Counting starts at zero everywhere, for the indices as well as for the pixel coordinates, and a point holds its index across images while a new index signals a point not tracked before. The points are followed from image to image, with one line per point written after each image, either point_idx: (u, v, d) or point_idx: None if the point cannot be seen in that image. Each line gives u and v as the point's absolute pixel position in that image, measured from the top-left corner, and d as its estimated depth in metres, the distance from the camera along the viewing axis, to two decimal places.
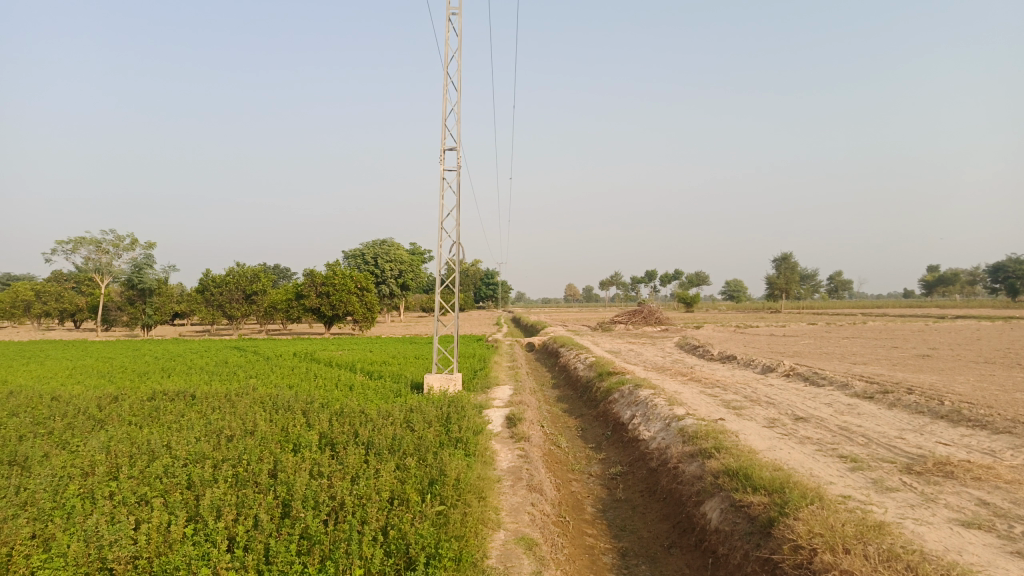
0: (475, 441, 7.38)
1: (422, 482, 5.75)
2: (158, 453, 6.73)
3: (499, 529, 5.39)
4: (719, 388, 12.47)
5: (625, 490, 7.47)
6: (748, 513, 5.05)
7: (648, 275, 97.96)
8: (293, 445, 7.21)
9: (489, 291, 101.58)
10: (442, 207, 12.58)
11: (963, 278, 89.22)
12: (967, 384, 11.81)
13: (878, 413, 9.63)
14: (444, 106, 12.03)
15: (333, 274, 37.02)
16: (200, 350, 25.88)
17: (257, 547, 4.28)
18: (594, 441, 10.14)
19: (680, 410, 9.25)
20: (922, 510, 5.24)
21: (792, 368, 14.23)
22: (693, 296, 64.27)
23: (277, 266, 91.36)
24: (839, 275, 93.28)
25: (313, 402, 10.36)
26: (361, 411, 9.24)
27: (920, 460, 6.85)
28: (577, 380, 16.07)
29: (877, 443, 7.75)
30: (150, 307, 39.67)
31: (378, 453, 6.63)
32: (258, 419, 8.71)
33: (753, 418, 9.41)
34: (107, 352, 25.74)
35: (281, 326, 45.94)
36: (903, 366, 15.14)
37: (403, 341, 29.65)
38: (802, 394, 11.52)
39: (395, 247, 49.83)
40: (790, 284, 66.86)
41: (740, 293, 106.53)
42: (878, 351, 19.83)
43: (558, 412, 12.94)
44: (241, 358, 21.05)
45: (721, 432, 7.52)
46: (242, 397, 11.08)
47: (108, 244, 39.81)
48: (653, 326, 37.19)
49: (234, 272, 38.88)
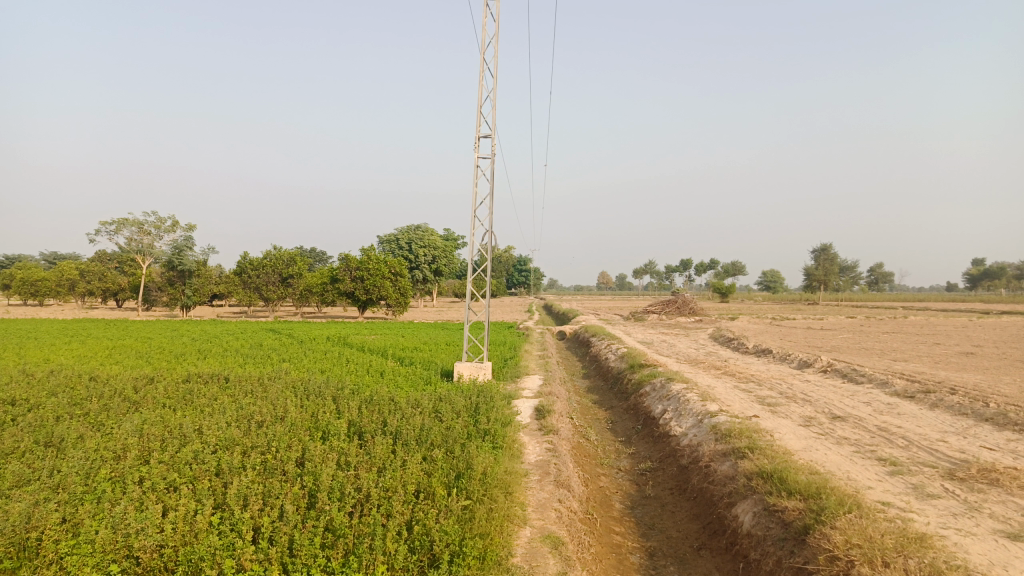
0: (503, 433, 7.31)
1: (448, 476, 5.70)
2: (189, 438, 6.80)
3: (525, 525, 5.33)
4: (753, 382, 12.23)
5: (655, 487, 7.35)
6: (782, 518, 4.90)
7: (684, 264, 96.87)
8: (322, 433, 7.23)
9: (522, 278, 101.61)
10: (476, 194, 12.62)
11: (1011, 271, 86.58)
12: (1013, 385, 11.38)
13: (919, 413, 9.34)
14: (479, 94, 12.06)
15: (367, 259, 37.23)
16: (236, 332, 26.26)
17: (281, 539, 4.28)
18: (624, 435, 10.02)
19: (713, 405, 9.06)
20: (965, 520, 5.04)
21: (830, 364, 13.87)
22: (729, 285, 63.49)
23: (312, 250, 92.41)
24: (880, 266, 91.19)
25: (343, 388, 10.40)
26: (391, 399, 9.24)
27: (963, 465, 6.59)
28: (608, 371, 15.92)
29: (918, 446, 7.48)
30: (189, 288, 40.43)
31: (405, 444, 6.60)
32: (289, 405, 8.77)
33: (788, 416, 9.20)
34: (147, 331, 26.34)
35: (316, 309, 46.48)
36: (946, 364, 14.69)
37: (435, 327, 29.73)
38: (839, 391, 11.22)
39: (429, 233, 49.99)
40: (829, 276, 65.56)
41: (776, 284, 104.83)
42: (920, 347, 19.30)
43: (588, 403, 12.83)
44: (275, 341, 21.31)
45: (755, 431, 7.34)
46: (274, 381, 11.19)
47: (150, 226, 40.59)
48: (687, 317, 36.73)
49: (271, 255, 39.37)
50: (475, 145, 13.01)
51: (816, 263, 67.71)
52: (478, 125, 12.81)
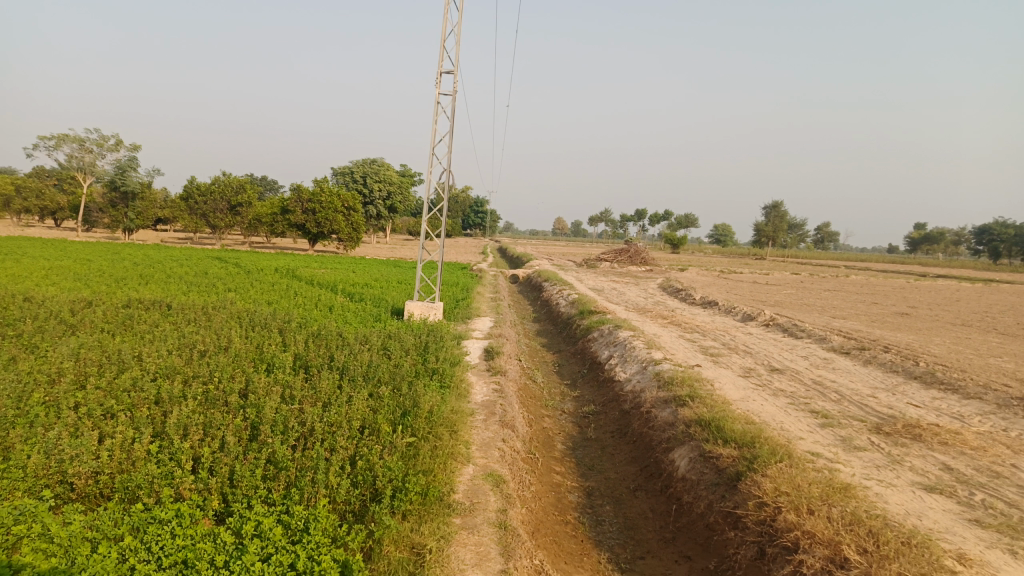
0: (451, 373, 7.35)
1: (394, 413, 5.71)
2: (129, 364, 6.66)
3: (469, 463, 5.41)
4: (698, 333, 12.52)
5: (597, 430, 7.52)
6: (716, 464, 5.07)
7: (638, 213, 97.57)
8: (267, 365, 7.15)
9: (477, 219, 101.03)
10: (435, 129, 12.65)
11: (949, 238, 89.73)
12: (941, 346, 11.91)
13: (853, 369, 9.73)
14: (444, 28, 11.98)
15: (320, 190, 36.44)
16: (181, 259, 25.57)
17: (222, 470, 4.26)
18: (570, 378, 10.20)
19: (658, 353, 9.26)
20: (887, 472, 5.32)
21: (772, 319, 14.25)
22: (681, 237, 64.36)
23: (263, 179, 89.92)
24: (827, 226, 93.41)
25: (291, 321, 10.29)
26: (339, 334, 9.20)
27: (889, 420, 6.92)
28: (558, 316, 16.10)
29: (849, 400, 7.81)
30: (132, 211, 39.06)
31: (352, 380, 6.59)
32: (234, 335, 8.65)
33: (729, 366, 9.48)
34: (87, 253, 25.46)
35: (265, 240, 45.51)
36: (881, 323, 15.28)
37: (387, 264, 29.43)
38: (780, 345, 11.59)
39: (385, 168, 49.09)
40: (778, 233, 66.97)
41: (726, 238, 106.75)
42: (858, 306, 20.00)
43: (536, 346, 12.99)
44: (222, 269, 20.85)
45: (696, 380, 7.54)
46: (219, 311, 11.00)
47: (91, 143, 38.82)
48: (638, 266, 37.18)
49: (220, 181, 38.20)
50: (436, 79, 12.96)
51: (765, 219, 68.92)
52: (441, 59, 12.76)
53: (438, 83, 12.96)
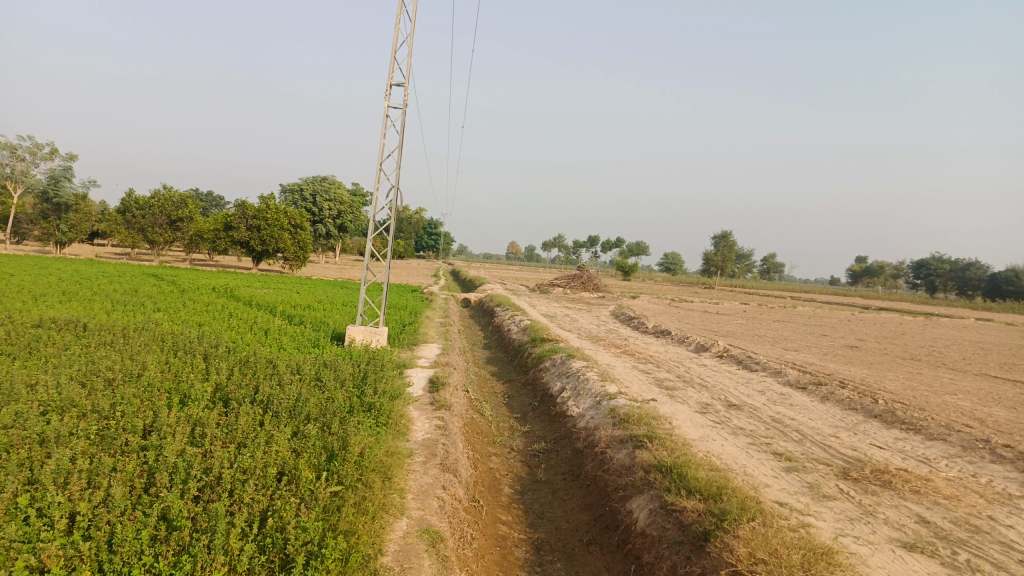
0: (389, 409, 6.68)
1: (319, 457, 5.08)
2: (16, 391, 5.81)
3: (402, 517, 4.78)
4: (652, 364, 12.09)
5: (547, 470, 6.94)
6: (679, 519, 4.53)
7: (589, 240, 98.15)
8: (181, 398, 6.39)
9: (431, 241, 100.35)
10: (383, 144, 12.11)
11: (888, 271, 92.65)
12: (897, 382, 11.70)
13: (811, 405, 9.39)
14: (394, 39, 11.60)
15: (266, 208, 35.29)
16: (112, 275, 24.21)
17: (99, 533, 3.55)
18: (520, 411, 9.62)
19: (612, 386, 8.75)
20: (862, 527, 4.88)
21: (726, 350, 13.92)
22: (632, 265, 64.76)
23: (211, 195, 87.46)
24: (772, 257, 95.51)
25: (218, 346, 9.46)
26: (269, 362, 8.45)
27: (857, 464, 6.52)
28: (509, 344, 15.55)
29: (812, 440, 7.42)
30: (64, 223, 37.06)
31: (275, 416, 5.91)
32: (150, 363, 7.82)
33: (685, 401, 9.01)
34: (7, 266, 23.85)
35: (207, 257, 43.90)
36: (833, 356, 15.13)
37: (334, 285, 28.43)
38: (735, 377, 11.23)
39: (335, 186, 48.10)
40: (725, 262, 68.06)
41: (675, 266, 108.20)
42: (809, 338, 19.95)
43: (485, 375, 12.37)
44: (154, 287, 19.69)
45: (654, 418, 7.03)
46: (140, 333, 10.11)
47: (24, 151, 36.97)
48: (591, 293, 36.94)
49: (160, 195, 36.72)
50: (385, 91, 12.50)
51: (715, 248, 69.77)
52: (390, 68, 12.35)
53: (387, 95, 12.52)
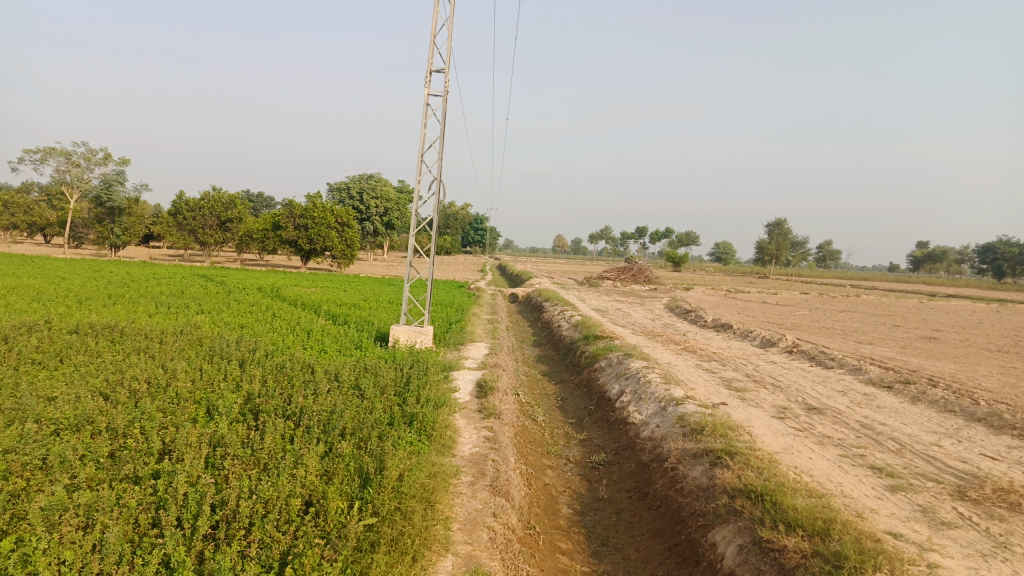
0: (432, 420, 6.04)
1: (352, 482, 4.47)
2: (27, 406, 5.34)
3: (447, 553, 4.12)
4: (716, 362, 11.20)
5: (609, 487, 6.20)
6: (778, 560, 3.77)
7: (638, 231, 96.57)
8: (207, 414, 5.85)
9: (478, 236, 100.08)
10: (423, 134, 11.53)
11: (952, 256, 88.80)
12: (993, 378, 10.55)
13: (902, 408, 8.42)
14: (433, 22, 11.08)
15: (313, 206, 35.21)
16: (162, 277, 24.28)
17: None
18: (575, 416, 8.90)
19: (677, 389, 7.94)
20: (1001, 566, 4.02)
21: (795, 345, 12.91)
22: (682, 256, 63.22)
23: (262, 196, 88.69)
24: (828, 244, 92.46)
25: (255, 350, 8.97)
26: (307, 367, 7.92)
27: (973, 481, 5.61)
28: (560, 341, 14.79)
29: (913, 451, 6.50)
30: (118, 227, 37.69)
31: (307, 432, 5.32)
32: (181, 371, 7.32)
33: (760, 405, 8.15)
34: (62, 270, 24.09)
35: (257, 257, 44.22)
36: (913, 350, 13.95)
37: (383, 283, 28.14)
38: (810, 376, 10.26)
39: (382, 183, 47.96)
40: (780, 251, 65.92)
41: (727, 256, 105.78)
42: (881, 329, 18.66)
43: (537, 376, 11.66)
44: (201, 288, 19.52)
45: (730, 427, 6.23)
46: (177, 338, 9.68)
47: (79, 157, 37.74)
48: (642, 285, 35.86)
49: (209, 197, 36.99)
50: (425, 79, 12.00)
51: (768, 236, 67.60)
52: (430, 54, 11.86)
53: (427, 82, 12.05)
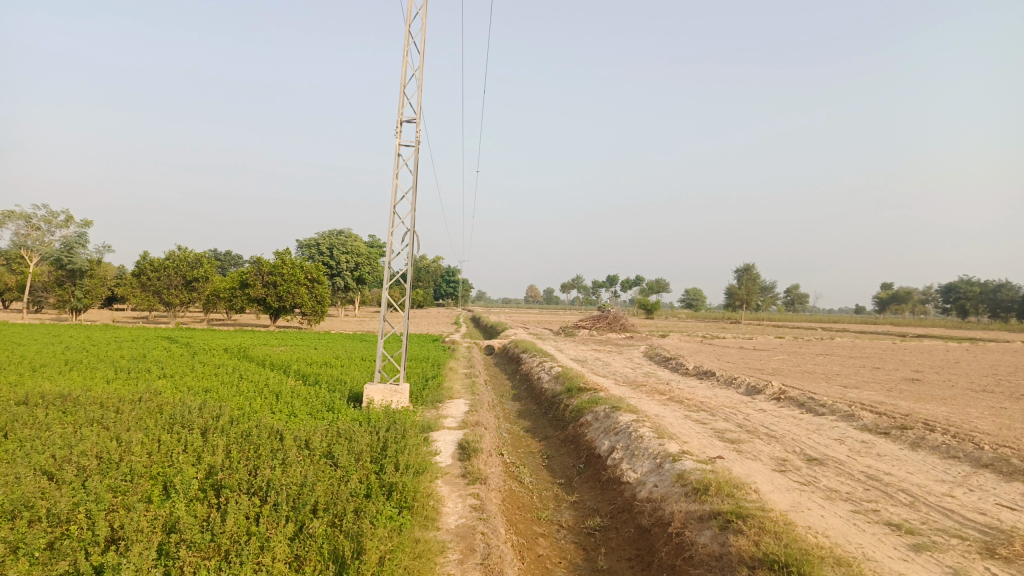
0: (414, 489, 5.53)
1: (326, 571, 3.96)
2: None
3: None
4: (705, 411, 10.80)
5: (607, 556, 5.70)
6: None
7: (608, 279, 97.02)
8: (162, 492, 5.27)
9: (449, 289, 99.64)
10: (396, 185, 11.24)
11: (916, 297, 90.52)
12: (986, 420, 10.30)
13: (903, 455, 8.08)
14: (403, 72, 11.01)
15: (282, 263, 34.61)
16: (124, 340, 23.40)
17: None
18: (563, 475, 8.40)
19: (672, 444, 7.52)
20: None
21: (782, 392, 12.60)
22: (654, 303, 63.39)
23: (229, 254, 87.56)
24: (796, 288, 93.68)
25: (220, 417, 8.36)
26: (276, 433, 7.35)
27: (998, 536, 5.24)
28: (541, 394, 14.32)
29: (927, 504, 6.12)
30: (79, 290, 36.61)
31: (275, 509, 4.79)
32: (137, 443, 6.71)
33: (758, 457, 7.75)
34: (17, 336, 23.08)
35: (225, 316, 43.21)
36: (899, 392, 13.73)
37: (355, 339, 27.45)
38: (803, 424, 9.91)
39: (352, 239, 47.58)
40: (751, 295, 66.40)
41: (698, 302, 106.54)
42: (862, 372, 18.49)
43: (519, 432, 11.14)
44: (164, 351, 18.74)
45: (735, 485, 5.81)
46: (135, 406, 9.03)
47: (40, 220, 36.84)
48: (618, 333, 35.63)
49: (175, 256, 36.23)
50: (396, 128, 11.84)
51: (738, 282, 68.16)
52: (401, 104, 11.71)
53: (398, 132, 11.90)
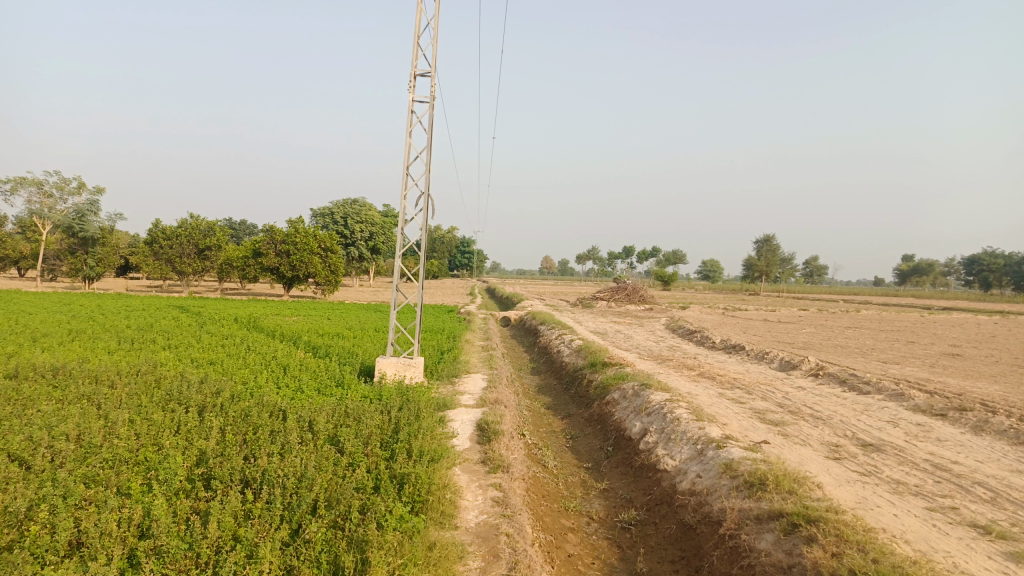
0: (428, 482, 4.85)
1: None
2: None
3: None
4: (741, 389, 10.06)
5: (647, 557, 5.03)
6: None
7: (624, 250, 95.94)
8: (143, 485, 4.63)
9: (464, 260, 99.15)
10: (409, 145, 10.47)
11: (938, 269, 88.74)
12: None
13: (967, 440, 7.32)
14: (417, 22, 10.21)
15: (295, 232, 33.99)
16: (135, 309, 22.96)
17: None
18: (590, 459, 7.71)
19: (713, 427, 6.79)
20: None
21: (820, 368, 11.81)
22: (671, 274, 62.36)
23: (244, 224, 87.10)
24: (815, 260, 92.22)
25: (219, 394, 7.73)
26: (278, 413, 6.70)
27: None
28: (562, 368, 13.63)
29: (1011, 501, 5.37)
30: (92, 258, 36.38)
31: (266, 507, 4.13)
32: (124, 425, 6.07)
33: (808, 442, 7.01)
34: (26, 305, 22.68)
35: (238, 286, 42.82)
36: (943, 368, 12.91)
37: (368, 309, 26.92)
38: (850, 404, 9.15)
39: (366, 208, 46.91)
40: (770, 267, 65.09)
41: (715, 273, 105.19)
42: (898, 346, 17.65)
43: (540, 409, 10.48)
44: (172, 320, 18.20)
45: (795, 478, 5.10)
46: (129, 381, 8.40)
47: (52, 187, 36.42)
48: (636, 305, 34.85)
49: (187, 224, 35.71)
50: (408, 84, 11.18)
51: (757, 253, 66.83)
52: (415, 58, 10.92)
53: (411, 88, 11.18)
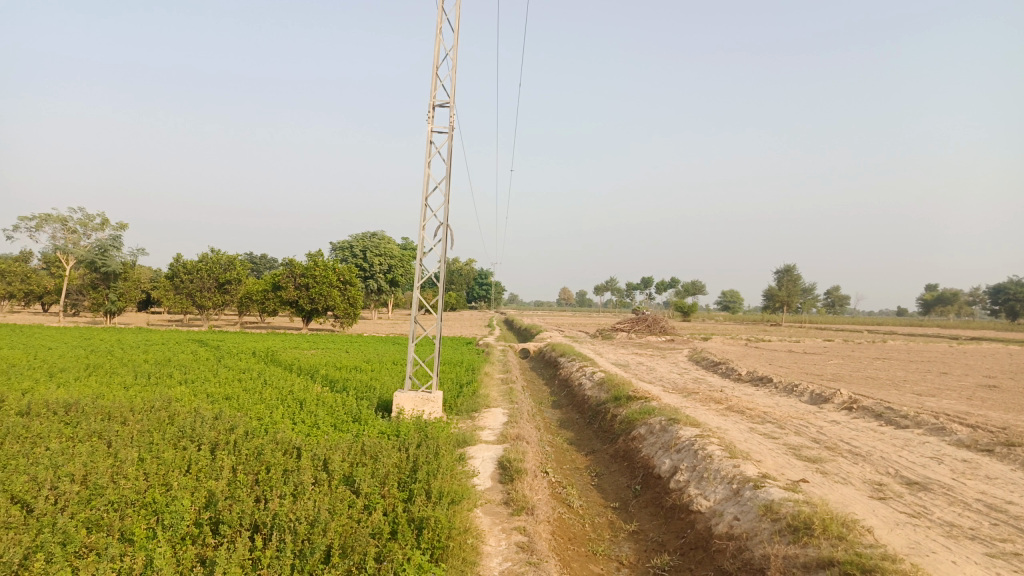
0: (449, 526, 4.55)
1: None
2: None
3: None
4: (772, 423, 9.67)
5: None
6: None
7: (643, 281, 95.45)
8: (149, 530, 4.38)
9: (482, 292, 99.09)
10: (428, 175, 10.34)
11: (964, 298, 87.22)
12: None
13: (1020, 478, 6.88)
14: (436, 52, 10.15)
15: (314, 265, 34.05)
16: (154, 343, 22.95)
17: None
18: (617, 498, 7.35)
19: (748, 465, 6.44)
20: None
21: (853, 401, 11.36)
22: (690, 305, 61.77)
23: (265, 258, 87.86)
24: (837, 289, 91.08)
25: (234, 430, 7.50)
26: (292, 451, 6.46)
27: None
28: (584, 401, 13.27)
29: None
30: (113, 292, 36.70)
31: (276, 555, 3.85)
32: (133, 464, 5.84)
33: (849, 480, 6.62)
34: (47, 340, 22.76)
35: (257, 320, 42.94)
36: (982, 401, 12.40)
37: (387, 342, 26.73)
38: (889, 439, 8.73)
39: (385, 241, 47.06)
40: (792, 296, 64.28)
41: (735, 304, 104.18)
42: (931, 377, 17.09)
43: (562, 445, 10.13)
44: (191, 355, 18.11)
45: (842, 521, 4.74)
46: (142, 417, 8.20)
47: (76, 223, 36.89)
48: (658, 336, 34.37)
49: (208, 259, 35.94)
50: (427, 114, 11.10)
51: (778, 283, 66.10)
52: (433, 88, 10.85)
53: (430, 118, 11.09)
